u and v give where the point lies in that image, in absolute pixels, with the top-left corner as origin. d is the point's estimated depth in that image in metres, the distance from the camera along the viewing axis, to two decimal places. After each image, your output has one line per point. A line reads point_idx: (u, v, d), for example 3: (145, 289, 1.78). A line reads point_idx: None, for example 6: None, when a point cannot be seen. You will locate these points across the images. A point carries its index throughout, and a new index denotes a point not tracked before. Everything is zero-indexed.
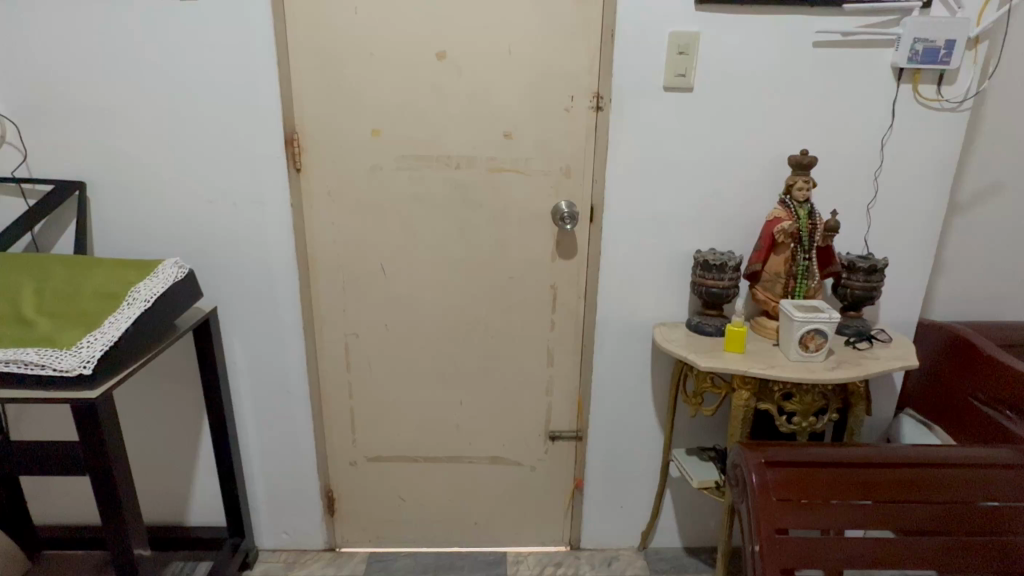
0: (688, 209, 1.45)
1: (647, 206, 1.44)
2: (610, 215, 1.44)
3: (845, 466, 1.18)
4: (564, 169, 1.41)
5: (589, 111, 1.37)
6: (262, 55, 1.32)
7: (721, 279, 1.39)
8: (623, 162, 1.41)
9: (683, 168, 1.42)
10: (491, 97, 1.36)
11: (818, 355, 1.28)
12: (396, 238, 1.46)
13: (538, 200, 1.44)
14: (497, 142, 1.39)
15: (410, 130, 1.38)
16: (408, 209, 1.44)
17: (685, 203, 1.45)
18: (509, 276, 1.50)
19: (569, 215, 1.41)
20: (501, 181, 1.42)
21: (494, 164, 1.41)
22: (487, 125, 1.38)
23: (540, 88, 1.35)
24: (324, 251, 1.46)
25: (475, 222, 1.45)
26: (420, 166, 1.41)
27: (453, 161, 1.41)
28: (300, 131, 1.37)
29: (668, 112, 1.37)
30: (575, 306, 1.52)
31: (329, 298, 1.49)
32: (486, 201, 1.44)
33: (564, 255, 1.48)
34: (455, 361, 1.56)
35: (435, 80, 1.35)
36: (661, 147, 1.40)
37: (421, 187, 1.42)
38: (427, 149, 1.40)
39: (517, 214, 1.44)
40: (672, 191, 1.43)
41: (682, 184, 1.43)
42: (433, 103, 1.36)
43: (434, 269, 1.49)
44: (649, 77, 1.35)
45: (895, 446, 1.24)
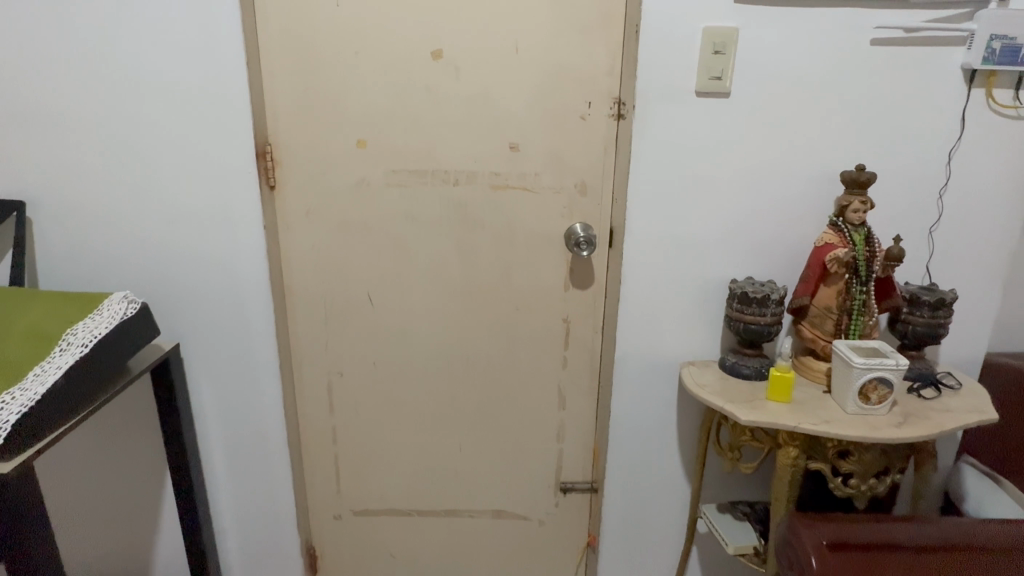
0: (722, 231, 1.25)
1: (674, 228, 1.24)
2: (632, 240, 1.24)
3: (895, 550, 0.98)
4: (579, 185, 1.22)
5: (609, 120, 1.19)
6: (228, 54, 1.13)
7: (763, 316, 1.20)
8: (648, 178, 1.21)
9: (717, 184, 1.22)
10: (495, 103, 1.17)
11: (880, 407, 1.09)
12: (385, 265, 1.27)
13: (548, 222, 1.25)
14: (501, 154, 1.20)
15: (402, 143, 1.20)
16: (399, 232, 1.25)
17: (718, 225, 1.25)
18: (515, 308, 1.30)
19: (585, 240, 1.22)
20: (506, 199, 1.23)
21: (499, 181, 1.22)
22: (490, 135, 1.19)
23: (552, 92, 1.17)
24: (303, 279, 1.28)
25: (476, 246, 1.26)
26: (413, 184, 1.22)
27: (451, 177, 1.22)
28: (275, 143, 1.19)
29: (700, 121, 1.18)
30: (591, 342, 1.33)
31: (309, 332, 1.31)
32: (489, 222, 1.25)
33: (579, 285, 1.29)
34: (454, 402, 1.37)
35: (432, 85, 1.16)
36: (691, 160, 1.20)
37: (413, 207, 1.23)
38: (420, 162, 1.21)
39: (524, 237, 1.25)
40: (702, 212, 1.24)
41: (715, 204, 1.24)
42: (428, 110, 1.18)
43: (429, 299, 1.30)
44: (680, 81, 1.15)
45: (964, 519, 1.04)
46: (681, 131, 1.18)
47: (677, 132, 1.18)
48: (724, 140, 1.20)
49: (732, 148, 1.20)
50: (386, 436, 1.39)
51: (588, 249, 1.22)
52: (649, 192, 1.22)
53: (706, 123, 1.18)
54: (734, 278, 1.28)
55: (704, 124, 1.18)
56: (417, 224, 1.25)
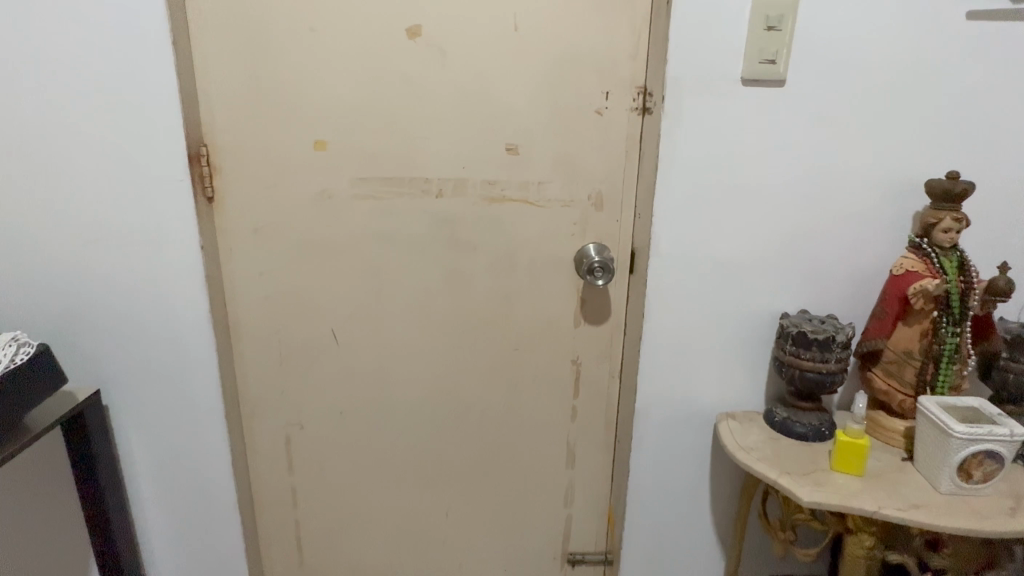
0: (771, 254, 1.00)
1: (712, 251, 0.99)
2: (658, 267, 1.00)
3: None
4: (594, 197, 0.98)
5: (633, 116, 0.95)
6: (144, 26, 0.88)
7: (825, 363, 0.95)
8: (681, 188, 0.96)
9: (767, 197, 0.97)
10: (488, 92, 0.93)
11: (985, 487, 0.84)
12: (352, 296, 1.02)
13: (555, 243, 1.00)
14: (496, 159, 0.95)
15: (371, 144, 0.95)
16: (369, 255, 1.00)
17: (767, 247, 1.00)
18: (515, 348, 1.05)
19: (600, 266, 0.97)
20: (503, 214, 0.98)
21: (494, 192, 0.97)
22: (482, 134, 0.94)
23: (561, 80, 0.92)
24: (252, 312, 1.03)
25: (468, 271, 1.01)
26: (385, 196, 0.97)
27: (434, 186, 0.96)
28: (211, 144, 0.94)
29: (746, 118, 0.93)
30: (607, 388, 1.09)
31: (261, 375, 1.07)
32: (483, 242, 0.99)
33: (593, 320, 1.04)
34: (440, 459, 1.13)
35: (408, 70, 0.91)
36: (735, 167, 0.95)
37: (385, 223, 0.98)
38: (394, 169, 0.96)
39: (526, 260, 1.00)
40: (747, 232, 0.99)
41: (764, 221, 0.98)
42: (404, 103, 0.93)
43: (407, 338, 1.05)
44: (721, 66, 0.90)
45: None
46: (722, 131, 0.93)
47: (719, 132, 0.93)
48: (777, 143, 0.94)
49: (787, 151, 0.94)
50: (358, 499, 1.15)
51: (604, 277, 0.97)
52: (680, 208, 0.97)
53: (755, 120, 0.93)
54: (785, 313, 1.03)
55: (753, 122, 0.93)
56: (391, 245, 0.99)
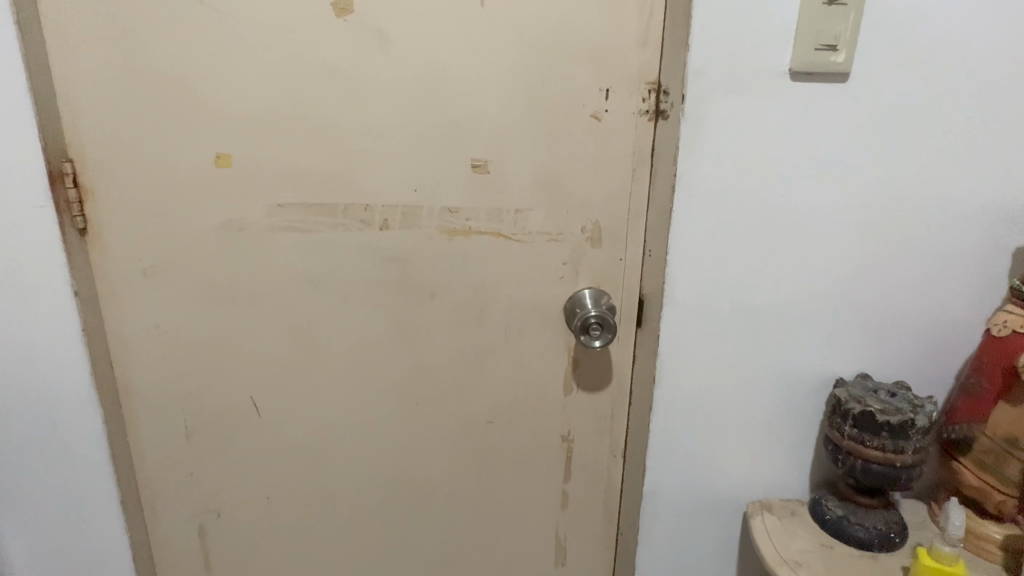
0: (822, 304, 0.76)
1: (744, 301, 0.75)
2: (674, 322, 0.75)
3: None
4: (590, 230, 0.73)
5: (642, 121, 0.70)
6: None
7: (896, 453, 0.71)
8: (705, 216, 0.71)
9: (818, 231, 0.73)
10: (446, 91, 0.69)
11: None
12: (275, 355, 0.79)
13: (538, 290, 0.75)
14: (458, 179, 0.71)
15: (291, 159, 0.71)
16: (294, 304, 0.77)
17: (815, 295, 0.76)
18: (487, 421, 0.81)
19: (597, 322, 0.72)
20: (468, 251, 0.74)
21: (456, 223, 0.73)
22: (438, 147, 0.70)
23: (545, 75, 0.68)
24: (149, 373, 0.80)
25: (424, 325, 0.77)
26: (312, 228, 0.73)
27: (376, 215, 0.73)
28: (80, 160, 0.71)
29: (793, 126, 0.69)
30: (607, 468, 0.85)
31: (166, 451, 0.84)
32: (442, 287, 0.75)
33: (588, 385, 0.80)
34: (396, 553, 0.89)
35: (336, 61, 0.68)
36: (776, 191, 0.71)
37: (314, 263, 0.75)
38: (323, 193, 0.72)
39: (501, 311, 0.76)
40: (790, 275, 0.75)
41: (813, 262, 0.74)
42: (333, 105, 0.69)
43: (347, 407, 0.81)
44: (761, 54, 0.66)
45: None
46: (761, 143, 0.69)
47: (755, 144, 0.69)
48: (832, 160, 0.70)
49: (844, 170, 0.71)
50: None
51: (603, 338, 0.73)
52: (703, 245, 0.72)
53: (804, 129, 0.69)
54: (837, 380, 0.79)
55: (801, 130, 0.69)
56: (322, 291, 0.76)
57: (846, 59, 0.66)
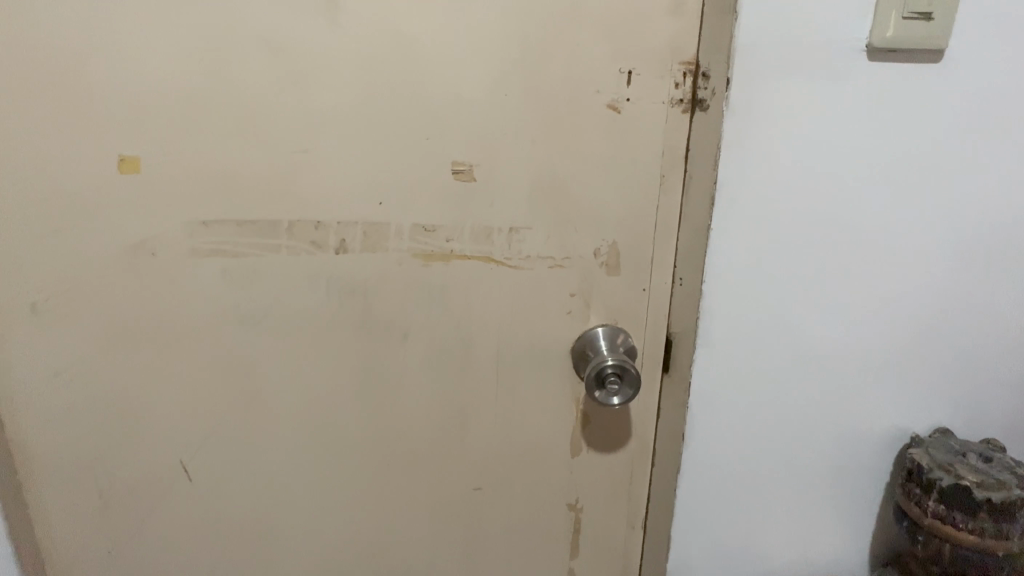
0: (889, 339, 0.62)
1: (795, 333, 0.61)
2: (709, 357, 0.62)
3: None
4: (605, 253, 0.57)
5: (675, 114, 0.53)
6: None
7: (997, 539, 0.56)
8: (750, 226, 0.58)
9: (886, 250, 0.60)
10: (417, 74, 0.52)
11: None
12: (207, 408, 0.63)
13: (539, 328, 0.59)
14: (433, 189, 0.55)
15: (216, 163, 0.54)
16: (230, 345, 0.61)
17: (881, 327, 0.62)
18: (474, 487, 0.65)
19: (615, 373, 0.56)
20: (448, 280, 0.57)
21: (434, 244, 0.56)
22: (407, 148, 0.54)
23: (549, 51, 0.52)
24: (45, 432, 0.63)
25: (393, 372, 0.61)
26: (249, 251, 0.57)
27: (329, 235, 0.56)
28: None
29: (863, 119, 0.56)
30: (624, 546, 0.68)
31: (73, 528, 0.67)
32: (416, 325, 0.59)
33: (601, 445, 0.64)
34: None
35: (269, 33, 0.51)
36: (837, 200, 0.58)
37: (255, 294, 0.59)
38: (260, 207, 0.56)
39: (491, 355, 0.60)
40: (851, 303, 0.61)
41: (878, 288, 0.61)
42: (267, 93, 0.52)
43: (298, 472, 0.65)
44: (831, 27, 0.53)
45: None
46: (822, 139, 0.56)
47: (816, 141, 0.56)
48: (907, 163, 0.57)
49: (921, 175, 0.58)
50: None
51: (623, 394, 0.56)
52: (748, 263, 0.59)
53: (876, 123, 0.56)
54: (904, 436, 0.65)
55: (874, 124, 0.56)
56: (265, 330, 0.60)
57: (938, 35, 0.53)
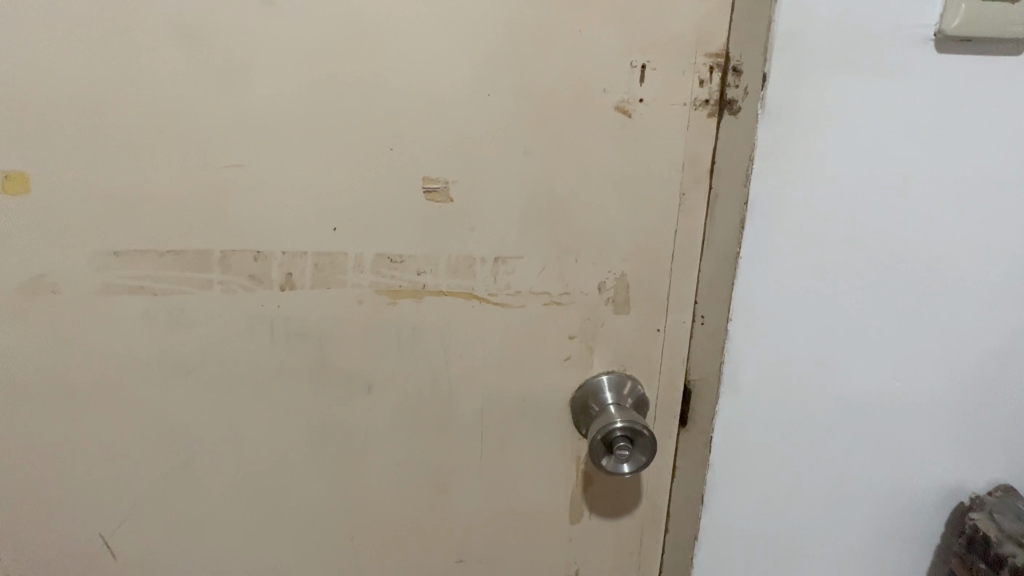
0: (948, 392, 0.51)
1: (836, 387, 0.50)
2: (732, 416, 0.51)
3: None
4: (611, 287, 0.47)
5: (699, 118, 0.43)
6: None
7: None
8: (788, 258, 0.46)
9: (949, 287, 0.48)
10: (377, 70, 0.41)
11: None
12: (124, 481, 0.51)
13: (531, 377, 0.49)
14: (399, 211, 0.44)
15: (126, 180, 0.43)
16: (148, 406, 0.48)
17: (938, 378, 0.51)
18: (457, 561, 0.55)
19: (625, 436, 0.46)
20: (421, 319, 0.47)
21: (402, 278, 0.46)
22: (365, 161, 0.43)
23: (544, 40, 0.41)
24: None
25: (355, 431, 0.50)
26: (168, 290, 0.45)
27: (271, 268, 0.45)
28: None
29: (928, 126, 0.44)
30: None
31: None
32: (383, 373, 0.49)
33: (606, 510, 0.53)
34: None
35: (189, 16, 0.40)
36: (892, 228, 0.46)
37: (178, 343, 0.47)
38: (182, 234, 0.44)
39: (474, 408, 0.50)
40: (905, 351, 0.50)
41: (938, 332, 0.50)
42: (187, 93, 0.42)
43: (241, 553, 0.53)
44: (891, 8, 0.41)
45: None
46: (878, 151, 0.44)
47: (870, 155, 0.44)
48: (980, 181, 0.46)
49: (996, 196, 0.46)
50: None
51: (634, 461, 0.46)
52: (782, 305, 0.47)
53: (944, 132, 0.44)
54: (963, 505, 0.54)
55: (941, 133, 0.44)
56: (193, 387, 0.48)
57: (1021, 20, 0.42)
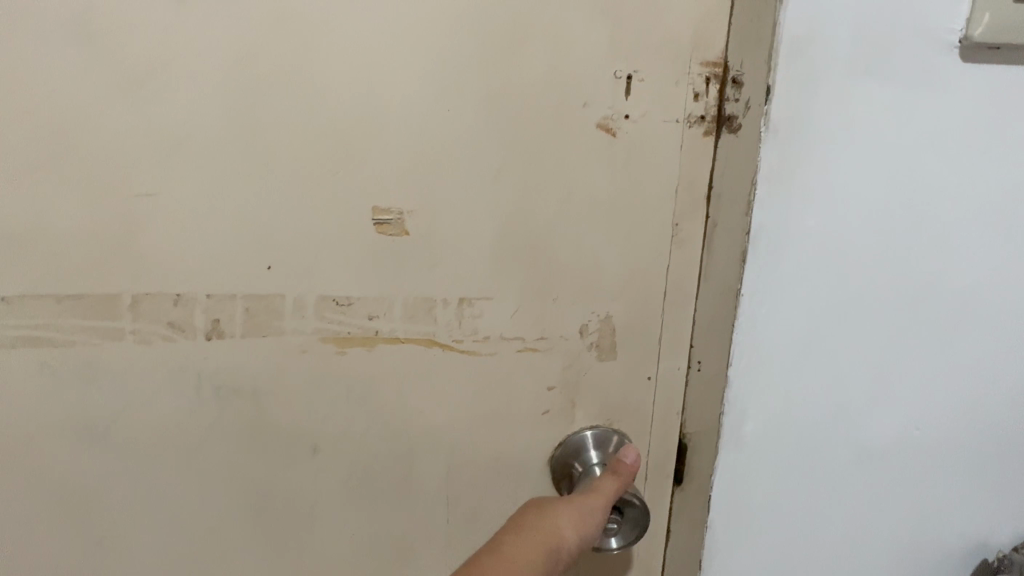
0: (974, 440, 0.44)
1: (851, 442, 0.43)
2: (732, 480, 0.43)
3: None
4: (594, 331, 0.40)
5: (695, 136, 0.37)
6: None
7: None
8: (796, 297, 0.39)
9: (973, 321, 0.41)
10: (312, 80, 0.35)
11: None
12: (26, 563, 0.43)
13: (504, 434, 0.42)
14: (344, 247, 0.38)
15: (12, 211, 0.36)
16: (52, 476, 0.41)
17: (961, 424, 0.44)
18: None
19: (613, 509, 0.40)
20: (374, 370, 0.40)
21: (351, 323, 0.39)
22: (302, 188, 0.36)
23: (512, 47, 0.35)
24: None
25: (300, 499, 0.43)
26: (68, 343, 0.38)
27: (194, 314, 0.38)
28: None
29: (953, 140, 0.37)
30: None
31: None
32: (332, 432, 0.42)
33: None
34: None
35: (83, 15, 0.33)
36: (914, 258, 0.39)
37: (84, 404, 0.39)
38: (84, 276, 0.37)
39: (438, 470, 0.43)
40: (925, 396, 0.43)
41: (961, 372, 0.43)
42: (83, 108, 0.34)
43: None
44: (913, 8, 0.35)
45: None
46: (897, 170, 0.37)
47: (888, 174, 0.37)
48: (1008, 199, 0.39)
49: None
50: None
51: (623, 536, 0.40)
52: (789, 351, 0.40)
53: (971, 145, 0.38)
54: (988, 563, 0.47)
55: (968, 148, 0.38)
56: (103, 452, 0.40)
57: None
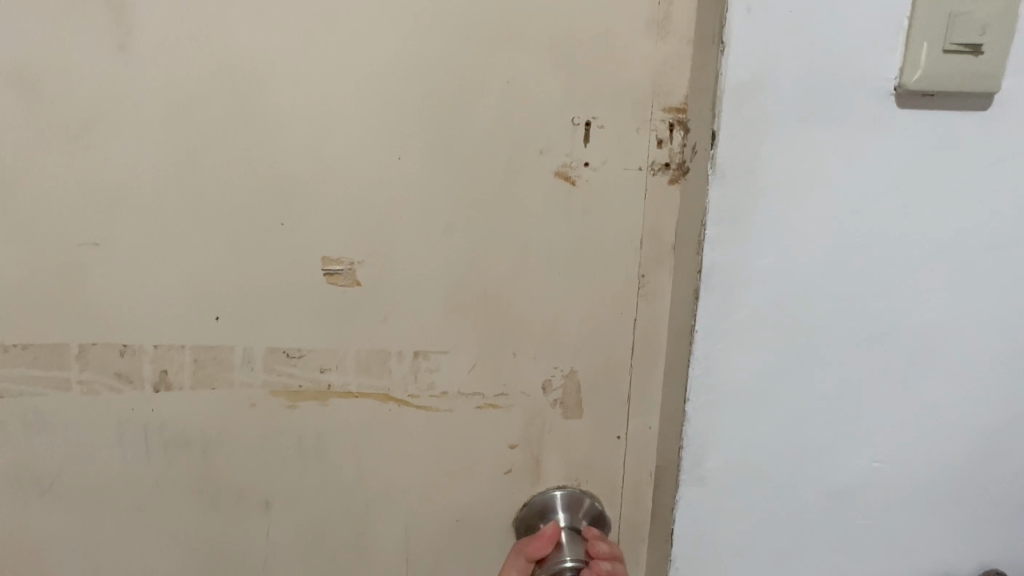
0: (975, 489, 0.38)
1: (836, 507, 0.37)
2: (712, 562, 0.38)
3: None
4: (558, 387, 0.38)
5: (660, 184, 0.35)
6: None
7: None
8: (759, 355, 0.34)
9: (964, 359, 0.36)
10: (255, 127, 0.34)
11: None
12: None
13: (466, 493, 0.40)
14: (295, 297, 0.36)
15: None
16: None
17: (962, 473, 0.38)
18: None
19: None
20: (327, 426, 0.39)
21: (301, 377, 0.37)
22: (250, 237, 0.35)
23: (465, 94, 0.34)
24: None
25: (255, 557, 0.41)
26: (14, 394, 0.37)
27: (141, 365, 0.37)
28: None
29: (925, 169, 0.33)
30: None
31: None
32: (285, 488, 0.40)
33: None
34: None
35: (22, 65, 0.33)
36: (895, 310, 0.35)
37: (32, 457, 0.38)
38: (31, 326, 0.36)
39: (398, 529, 0.41)
40: (917, 447, 0.37)
41: (956, 415, 0.37)
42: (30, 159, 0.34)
43: None
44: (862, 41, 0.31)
45: None
46: (866, 206, 0.33)
47: (859, 209, 0.33)
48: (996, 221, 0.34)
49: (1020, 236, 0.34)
50: None
51: None
52: (756, 410, 0.35)
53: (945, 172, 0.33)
54: None
55: (944, 175, 0.33)
56: (50, 507, 0.39)
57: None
